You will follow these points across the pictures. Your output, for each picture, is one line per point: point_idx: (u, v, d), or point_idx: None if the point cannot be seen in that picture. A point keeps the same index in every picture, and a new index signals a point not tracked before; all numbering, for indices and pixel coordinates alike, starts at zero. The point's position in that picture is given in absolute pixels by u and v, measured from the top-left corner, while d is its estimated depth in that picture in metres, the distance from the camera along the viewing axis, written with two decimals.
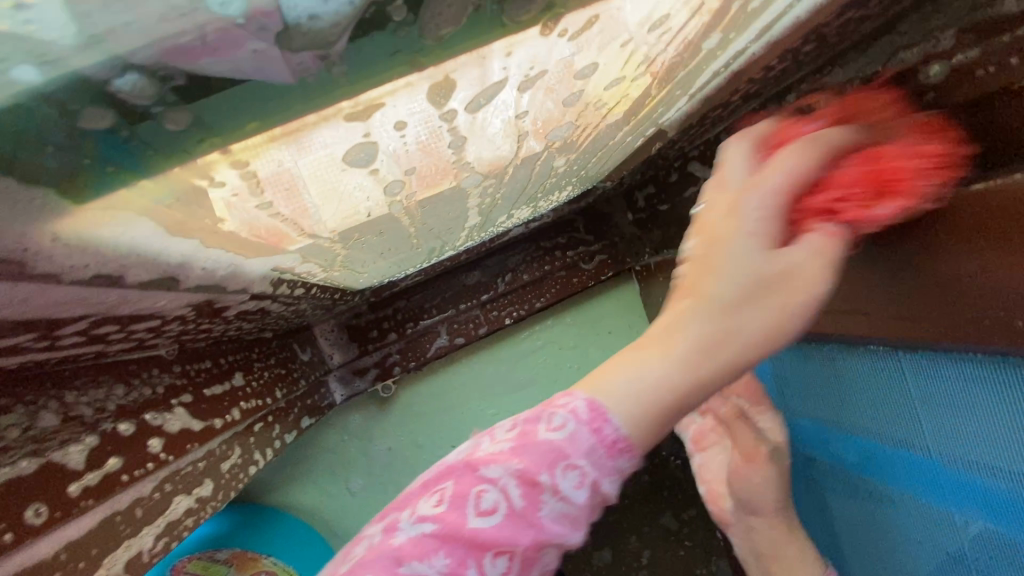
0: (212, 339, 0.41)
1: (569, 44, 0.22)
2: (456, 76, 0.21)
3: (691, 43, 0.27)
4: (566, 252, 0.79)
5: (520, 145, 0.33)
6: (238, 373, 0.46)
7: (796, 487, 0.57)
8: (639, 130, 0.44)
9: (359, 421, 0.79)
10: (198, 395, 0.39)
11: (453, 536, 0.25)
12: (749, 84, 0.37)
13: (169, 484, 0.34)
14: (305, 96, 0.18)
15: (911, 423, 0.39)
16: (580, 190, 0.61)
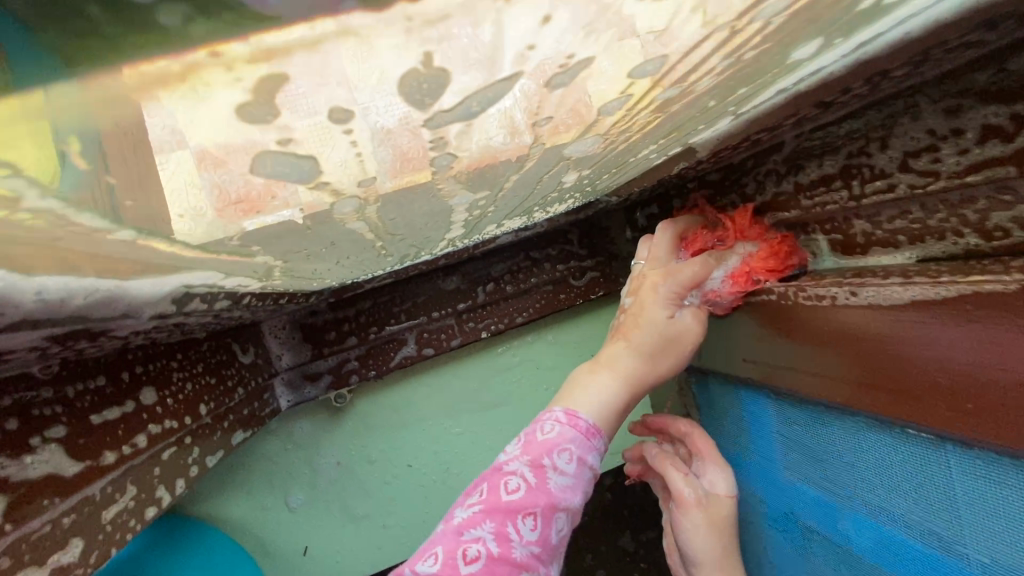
0: (106, 353, 0.32)
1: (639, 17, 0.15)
2: (456, 44, 0.14)
3: (782, 44, 0.20)
4: (555, 266, 0.72)
5: (527, 155, 0.25)
6: (149, 390, 0.37)
7: (771, 542, 0.55)
8: (666, 147, 0.37)
9: (306, 430, 0.71)
10: (75, 429, 0.30)
11: (496, 508, 0.38)
12: (813, 108, 0.30)
13: (14, 557, 0.25)
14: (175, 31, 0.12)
15: (930, 512, 0.36)
16: (582, 203, 0.54)
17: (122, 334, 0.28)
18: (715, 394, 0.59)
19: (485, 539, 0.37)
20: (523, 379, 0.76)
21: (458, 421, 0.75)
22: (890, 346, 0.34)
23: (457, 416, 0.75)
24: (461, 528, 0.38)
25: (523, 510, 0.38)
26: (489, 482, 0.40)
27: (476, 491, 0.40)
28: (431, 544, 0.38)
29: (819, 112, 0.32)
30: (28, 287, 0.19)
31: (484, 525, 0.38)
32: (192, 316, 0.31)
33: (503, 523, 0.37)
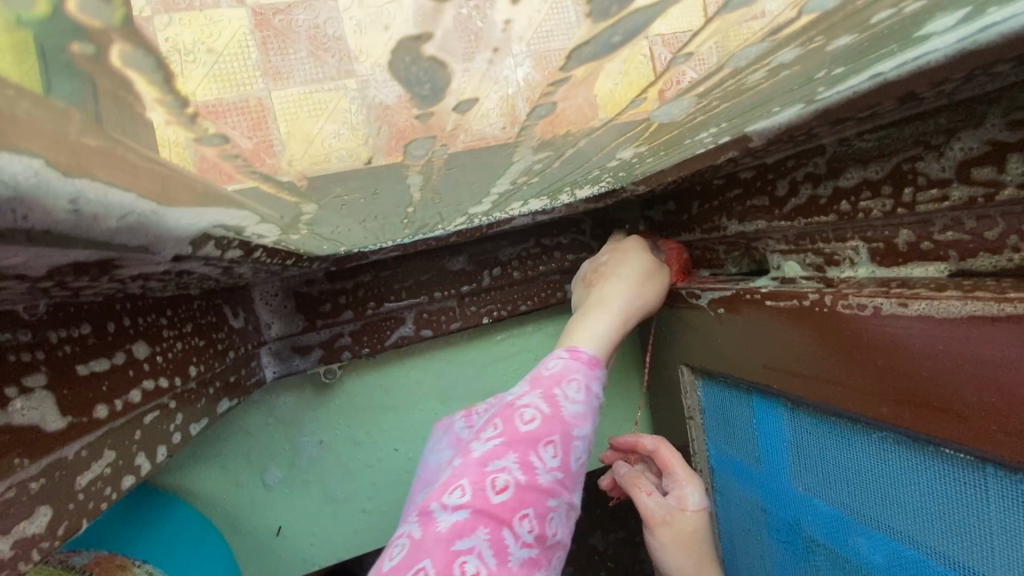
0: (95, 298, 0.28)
1: None
2: None
3: None
4: (565, 255, 0.69)
5: None
6: (137, 344, 0.34)
7: (761, 544, 0.56)
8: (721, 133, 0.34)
9: (290, 405, 0.67)
10: (55, 380, 0.26)
11: (517, 439, 0.44)
12: (894, 102, 0.28)
13: None
14: None
15: (928, 521, 0.38)
16: (609, 190, 0.51)
17: (118, 275, 0.25)
18: (721, 399, 0.58)
19: (511, 470, 0.42)
20: (520, 370, 0.74)
21: (450, 407, 0.72)
22: (904, 359, 0.35)
23: (450, 403, 0.72)
24: (485, 463, 0.43)
25: (541, 439, 0.45)
26: (507, 419, 0.46)
27: (495, 427, 0.45)
28: (456, 478, 0.42)
29: (894, 107, 0.29)
30: (51, 189, 0.16)
31: (508, 455, 0.43)
32: (199, 264, 0.27)
33: (526, 452, 0.43)
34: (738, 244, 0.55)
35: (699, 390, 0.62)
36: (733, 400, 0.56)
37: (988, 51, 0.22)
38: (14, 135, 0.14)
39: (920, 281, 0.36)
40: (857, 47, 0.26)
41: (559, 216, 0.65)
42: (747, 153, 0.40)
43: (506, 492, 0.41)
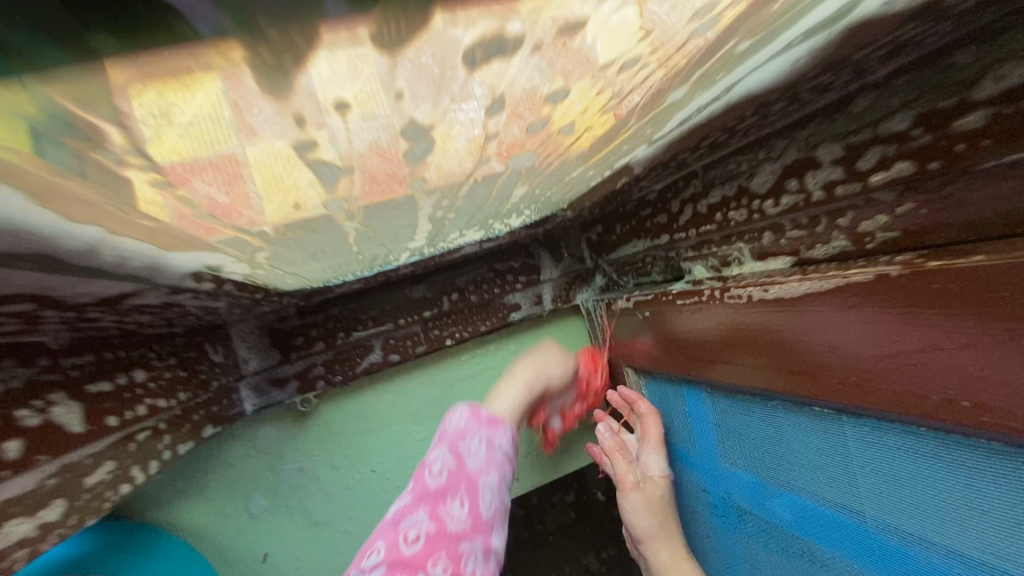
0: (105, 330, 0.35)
1: (547, 53, 0.20)
2: (419, 50, 0.18)
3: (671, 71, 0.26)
4: (517, 277, 0.77)
5: (480, 162, 0.31)
6: (137, 369, 0.40)
7: (709, 522, 0.61)
8: (602, 166, 0.43)
9: (270, 435, 0.72)
10: (74, 393, 0.33)
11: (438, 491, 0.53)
12: (716, 134, 0.37)
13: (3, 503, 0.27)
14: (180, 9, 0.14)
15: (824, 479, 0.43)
16: (539, 216, 0.59)
17: (121, 309, 0.31)
18: (663, 392, 0.64)
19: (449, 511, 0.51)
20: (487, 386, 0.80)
21: (423, 426, 0.78)
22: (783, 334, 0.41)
23: (422, 422, 0.78)
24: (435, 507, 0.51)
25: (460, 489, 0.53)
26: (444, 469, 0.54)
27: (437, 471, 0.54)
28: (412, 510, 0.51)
29: (722, 140, 0.38)
30: (69, 239, 0.21)
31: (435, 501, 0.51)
32: (189, 295, 0.34)
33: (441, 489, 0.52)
34: (656, 255, 0.63)
35: (643, 388, 0.68)
36: (672, 396, 0.62)
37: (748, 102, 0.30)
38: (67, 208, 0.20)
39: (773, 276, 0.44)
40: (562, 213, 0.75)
41: (507, 242, 0.72)
42: (636, 179, 0.48)
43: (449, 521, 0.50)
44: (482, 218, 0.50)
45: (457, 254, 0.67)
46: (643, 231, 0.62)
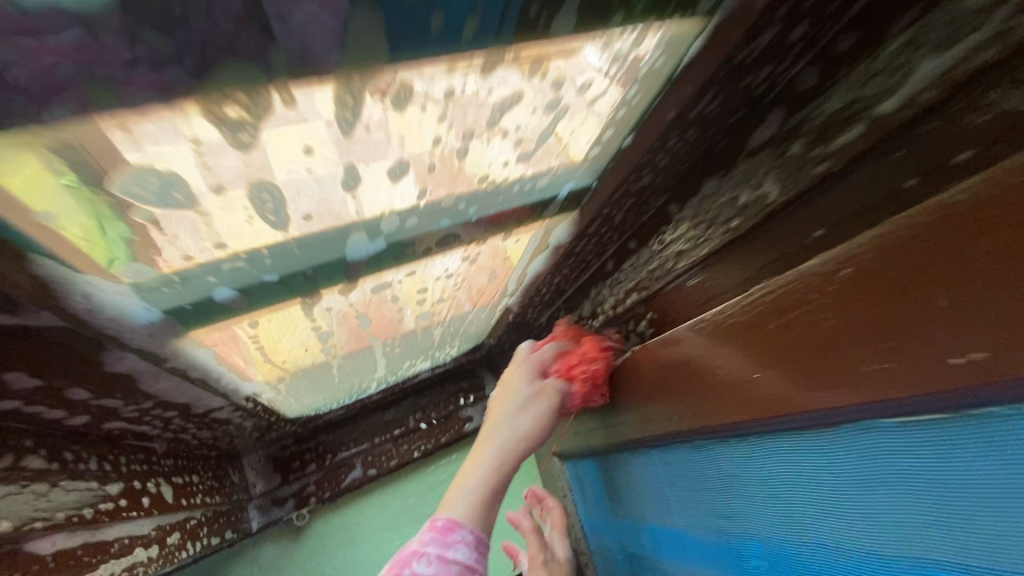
0: (186, 442, 0.56)
1: (419, 279, 0.46)
2: (368, 290, 0.42)
3: (490, 268, 0.52)
4: (467, 396, 0.98)
5: (403, 319, 0.56)
6: (192, 473, 0.60)
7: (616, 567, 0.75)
8: (490, 310, 0.69)
9: (271, 552, 0.87)
10: (168, 480, 0.53)
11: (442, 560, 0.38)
12: (545, 288, 0.63)
13: (127, 539, 0.46)
14: (293, 289, 0.35)
15: (642, 515, 0.55)
16: (469, 345, 0.84)
17: (201, 424, 0.53)
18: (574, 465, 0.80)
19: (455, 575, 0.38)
20: None
21: (400, 532, 0.93)
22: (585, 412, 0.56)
23: (399, 527, 0.93)
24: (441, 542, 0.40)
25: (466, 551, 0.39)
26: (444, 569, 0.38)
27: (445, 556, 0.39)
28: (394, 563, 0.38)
29: (555, 292, 0.64)
30: (212, 388, 0.44)
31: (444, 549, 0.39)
32: (239, 414, 0.57)
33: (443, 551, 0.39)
34: None
35: (565, 470, 0.86)
36: (578, 475, 0.80)
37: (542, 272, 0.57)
38: (217, 376, 0.43)
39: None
40: None
41: (455, 369, 0.95)
42: (521, 315, 0.74)
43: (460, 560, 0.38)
44: (422, 351, 0.75)
45: (416, 381, 0.90)
46: None
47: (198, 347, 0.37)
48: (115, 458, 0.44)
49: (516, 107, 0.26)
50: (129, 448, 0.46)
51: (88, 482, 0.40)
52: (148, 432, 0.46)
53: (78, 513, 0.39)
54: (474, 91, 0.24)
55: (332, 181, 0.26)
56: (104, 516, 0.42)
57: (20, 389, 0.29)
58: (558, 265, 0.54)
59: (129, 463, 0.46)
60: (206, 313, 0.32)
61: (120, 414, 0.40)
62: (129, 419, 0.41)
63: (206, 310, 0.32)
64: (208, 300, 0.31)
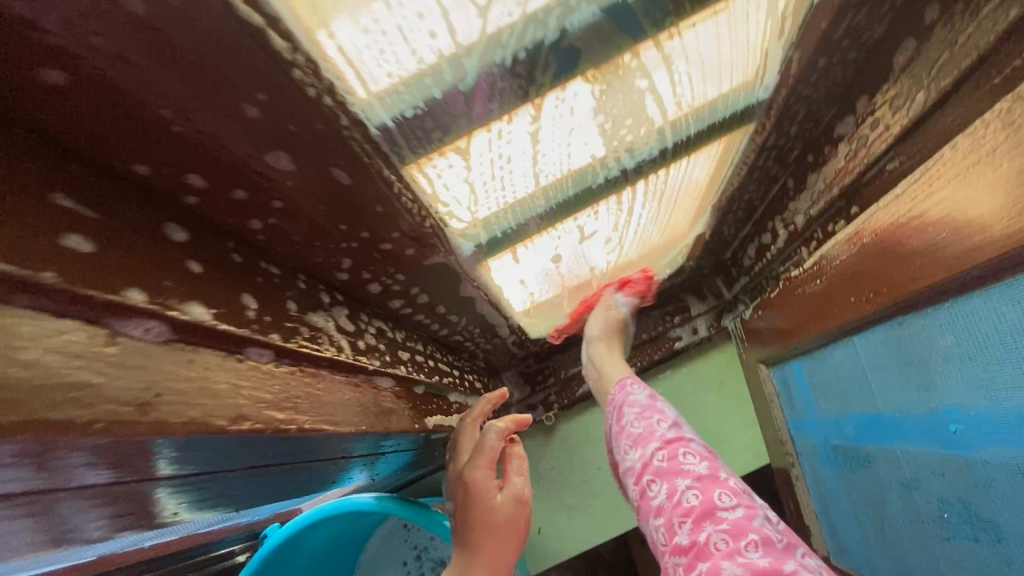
0: (471, 348, 0.79)
1: (632, 207, 0.57)
2: (595, 217, 0.56)
3: (692, 177, 0.60)
4: (673, 316, 1.07)
5: (622, 238, 0.68)
6: (476, 380, 0.83)
7: (806, 463, 0.85)
8: (695, 224, 0.76)
9: (531, 445, 1.11)
10: (466, 377, 0.76)
11: (677, 458, 0.64)
12: (741, 198, 0.69)
13: (461, 409, 0.70)
14: (548, 220, 0.50)
15: (870, 387, 0.60)
16: (673, 265, 0.92)
17: (482, 336, 0.75)
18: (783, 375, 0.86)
19: (768, 506, 0.58)
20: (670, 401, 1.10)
21: None
22: (781, 303, 0.79)
23: None
24: (748, 517, 0.55)
25: (708, 465, 0.62)
26: (625, 439, 0.73)
27: (662, 456, 0.65)
28: (697, 506, 0.58)
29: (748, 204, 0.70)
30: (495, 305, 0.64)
31: (665, 448, 0.66)
32: (504, 327, 0.77)
33: (718, 471, 0.61)
34: (768, 277, 0.88)
35: (771, 376, 0.91)
36: (779, 384, 0.89)
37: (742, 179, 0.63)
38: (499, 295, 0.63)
39: (802, 277, 0.70)
40: (708, 266, 0.98)
41: (661, 293, 1.04)
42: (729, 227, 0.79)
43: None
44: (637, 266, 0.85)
45: None
46: (751, 262, 0.90)
47: (488, 269, 0.55)
48: (442, 358, 0.66)
49: (706, 38, 0.35)
50: (447, 352, 0.69)
51: (439, 365, 0.63)
52: (451, 346, 0.67)
53: (442, 393, 0.62)
54: (667, 57, 0.35)
55: (582, 132, 0.40)
56: (450, 386, 0.65)
57: (412, 293, 0.49)
58: (762, 161, 0.59)
59: (448, 360, 0.69)
60: (494, 244, 0.49)
61: (452, 318, 0.61)
62: (449, 324, 0.62)
63: (493, 244, 0.49)
64: (495, 236, 0.48)
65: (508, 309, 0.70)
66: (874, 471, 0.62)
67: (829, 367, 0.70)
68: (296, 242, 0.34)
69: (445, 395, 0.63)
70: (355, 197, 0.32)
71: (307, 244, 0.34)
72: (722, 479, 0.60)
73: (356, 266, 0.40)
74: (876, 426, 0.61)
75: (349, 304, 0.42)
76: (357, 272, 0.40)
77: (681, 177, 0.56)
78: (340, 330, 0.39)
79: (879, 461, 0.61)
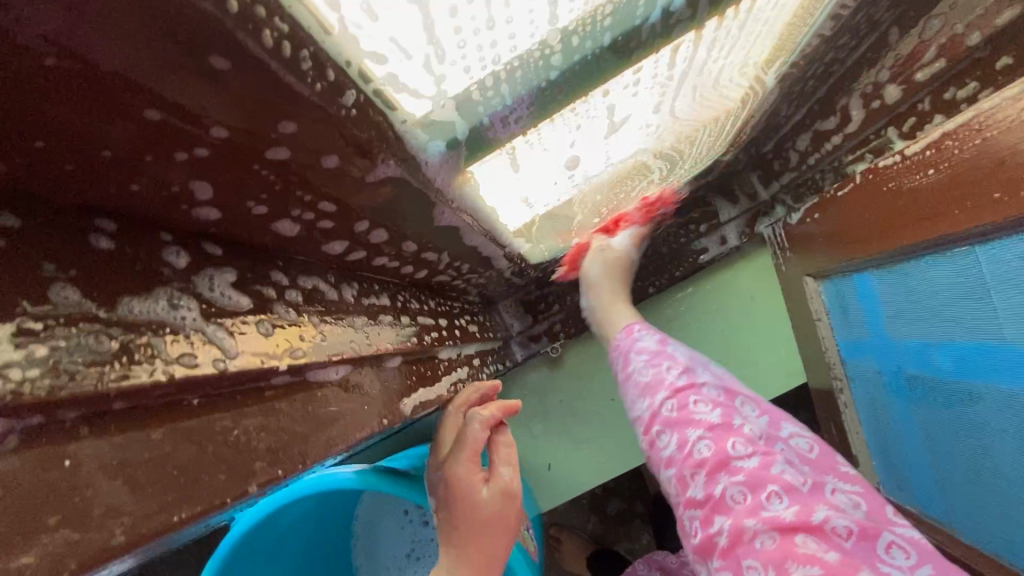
0: (459, 286, 0.62)
1: (685, 71, 0.38)
2: (631, 93, 0.36)
3: (769, 20, 0.39)
4: (698, 225, 0.90)
5: (658, 125, 0.48)
6: (469, 322, 0.67)
7: (854, 389, 0.73)
8: (750, 105, 0.56)
9: (535, 378, 0.98)
10: (456, 323, 0.60)
11: (687, 406, 0.56)
12: (823, 63, 0.49)
13: (451, 367, 0.55)
14: (566, 101, 0.31)
15: (992, 312, 0.46)
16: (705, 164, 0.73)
17: (473, 271, 0.59)
18: (837, 290, 0.71)
19: (794, 449, 0.52)
20: (692, 322, 0.96)
21: None
22: (852, 203, 0.61)
23: None
24: (765, 465, 0.50)
25: (720, 414, 0.54)
26: (629, 386, 0.63)
27: (672, 406, 0.57)
28: (711, 464, 0.52)
29: (826, 69, 0.50)
30: (486, 230, 0.46)
31: (673, 397, 0.58)
32: (500, 256, 0.59)
33: (731, 418, 0.54)
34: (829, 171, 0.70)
35: (821, 290, 0.76)
36: (830, 302, 0.74)
37: (837, 29, 0.42)
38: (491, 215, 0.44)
39: (898, 168, 0.52)
40: (745, 163, 0.79)
41: (685, 198, 0.85)
42: (793, 107, 0.59)
43: (852, 539, 0.45)
44: (665, 166, 0.66)
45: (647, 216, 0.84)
46: (806, 154, 0.71)
47: (470, 181, 0.36)
48: (420, 307, 0.49)
49: None
50: (426, 297, 0.52)
51: (418, 320, 0.47)
52: (429, 291, 0.51)
53: (424, 357, 0.46)
54: None
55: None
56: (436, 342, 0.49)
57: (356, 230, 0.31)
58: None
59: (430, 308, 0.53)
60: (479, 143, 0.30)
61: (428, 255, 0.44)
62: (424, 263, 0.45)
63: (478, 142, 0.30)
64: (480, 129, 0.29)
65: (503, 233, 0.52)
66: (981, 413, 0.50)
67: (923, 286, 0.53)
68: (54, 161, 0.16)
69: (429, 359, 0.48)
70: (137, 42, 0.14)
71: (82, 166, 0.16)
72: (743, 430, 0.53)
73: (233, 196, 0.22)
74: (992, 362, 0.47)
75: (241, 263, 0.25)
76: (241, 209, 0.23)
77: (762, 14, 0.36)
78: (213, 317, 0.21)
79: (996, 404, 0.48)
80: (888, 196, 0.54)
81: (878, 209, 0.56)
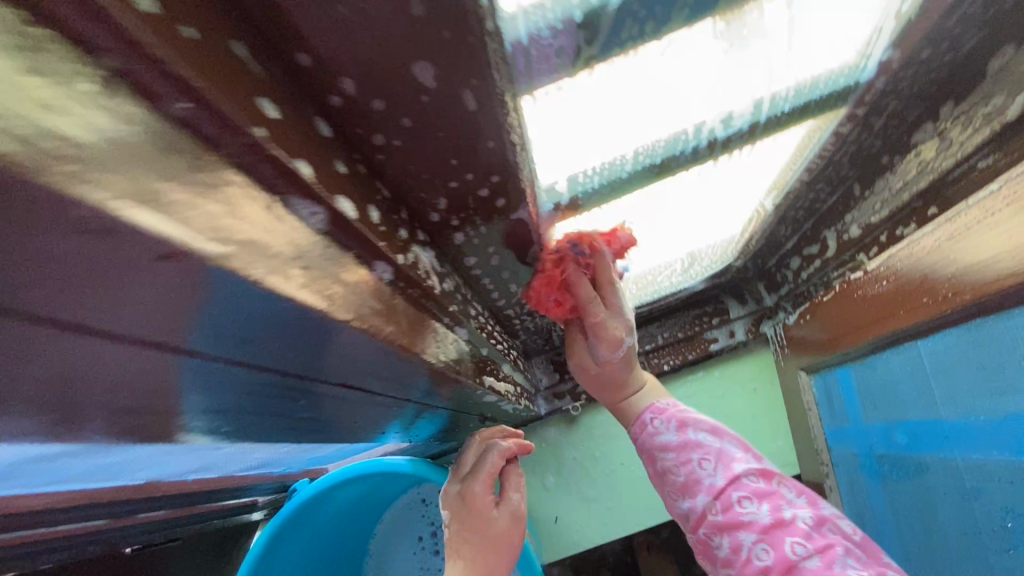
0: (517, 327, 0.78)
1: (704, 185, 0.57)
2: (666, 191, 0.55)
3: (766, 163, 0.59)
4: (711, 318, 1.06)
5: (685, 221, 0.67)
6: (516, 358, 0.82)
7: (839, 473, 0.83)
8: (755, 221, 0.75)
9: (554, 433, 1.09)
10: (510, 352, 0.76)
11: (733, 507, 0.62)
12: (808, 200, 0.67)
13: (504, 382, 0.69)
14: (626, 186, 0.50)
15: (929, 393, 0.59)
16: (720, 265, 0.91)
17: (531, 314, 0.75)
18: (825, 382, 0.85)
19: (841, 531, 0.60)
20: (699, 403, 1.08)
21: None
22: (834, 307, 0.77)
23: None
24: (827, 564, 0.56)
25: (770, 513, 0.61)
26: (664, 484, 0.70)
27: (717, 509, 0.63)
28: (777, 570, 0.57)
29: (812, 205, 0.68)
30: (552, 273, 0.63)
31: (716, 499, 0.64)
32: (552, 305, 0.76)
33: (781, 517, 0.60)
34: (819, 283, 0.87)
35: (812, 383, 0.89)
36: (820, 393, 0.87)
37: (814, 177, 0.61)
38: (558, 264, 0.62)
39: (864, 279, 0.68)
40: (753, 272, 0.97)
41: (701, 293, 1.02)
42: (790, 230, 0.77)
43: None
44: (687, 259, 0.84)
45: (668, 302, 1.01)
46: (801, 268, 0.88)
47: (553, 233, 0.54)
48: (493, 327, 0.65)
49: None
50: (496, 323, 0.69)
51: (492, 334, 0.63)
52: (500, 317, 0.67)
53: (492, 361, 0.61)
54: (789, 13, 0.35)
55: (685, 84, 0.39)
56: (500, 355, 0.65)
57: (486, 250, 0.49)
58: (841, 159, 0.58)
59: (497, 333, 0.69)
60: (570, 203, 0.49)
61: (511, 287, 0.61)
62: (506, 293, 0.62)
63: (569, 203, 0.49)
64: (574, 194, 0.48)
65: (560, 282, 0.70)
66: (929, 481, 0.61)
67: (886, 375, 0.67)
68: (407, 175, 0.34)
69: (495, 365, 0.63)
70: (469, 134, 0.32)
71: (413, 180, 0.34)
72: (803, 530, 0.59)
73: (450, 209, 0.39)
74: (932, 434, 0.59)
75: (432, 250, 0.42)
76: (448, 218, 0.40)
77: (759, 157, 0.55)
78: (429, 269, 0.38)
79: (939, 472, 0.59)
80: (861, 299, 0.69)
81: (849, 314, 0.72)
